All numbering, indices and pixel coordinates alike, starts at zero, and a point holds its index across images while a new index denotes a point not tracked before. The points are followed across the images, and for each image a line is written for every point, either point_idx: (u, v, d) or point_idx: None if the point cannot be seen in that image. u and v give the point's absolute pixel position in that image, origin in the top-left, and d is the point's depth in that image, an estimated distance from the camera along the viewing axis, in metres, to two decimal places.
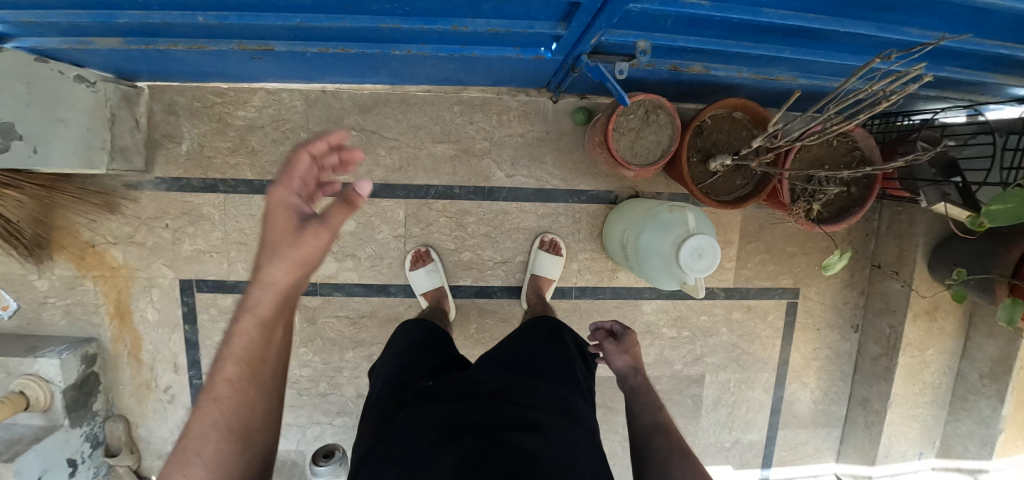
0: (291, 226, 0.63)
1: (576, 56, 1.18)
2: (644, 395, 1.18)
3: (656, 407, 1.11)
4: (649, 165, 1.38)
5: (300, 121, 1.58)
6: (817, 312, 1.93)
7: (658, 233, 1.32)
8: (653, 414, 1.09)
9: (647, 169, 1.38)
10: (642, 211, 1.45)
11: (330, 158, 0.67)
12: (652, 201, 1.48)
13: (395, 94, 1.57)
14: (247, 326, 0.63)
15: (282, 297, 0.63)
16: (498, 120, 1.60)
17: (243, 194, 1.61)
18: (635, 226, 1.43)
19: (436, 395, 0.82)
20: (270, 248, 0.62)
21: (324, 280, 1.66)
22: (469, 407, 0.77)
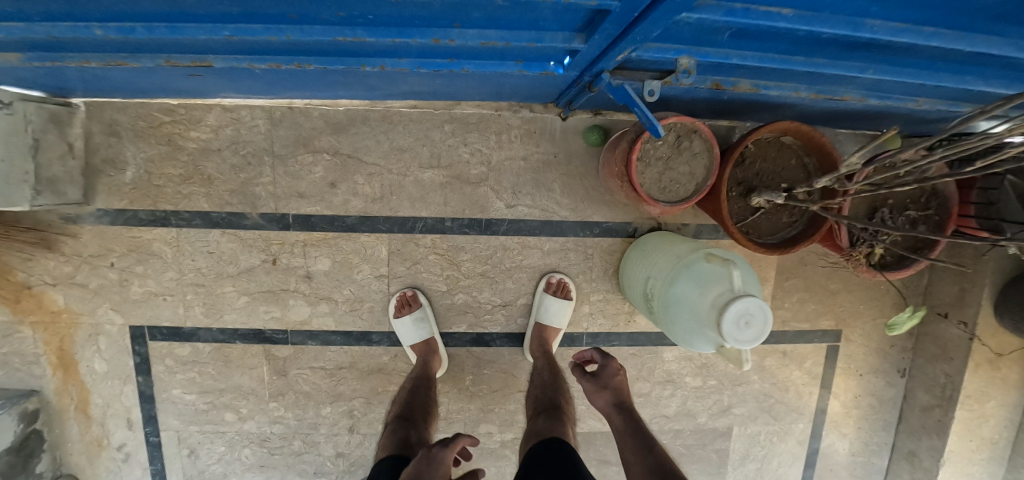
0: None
1: (596, 74, 0.93)
2: (633, 441, 1.04)
3: (652, 450, 1.01)
4: (680, 202, 1.14)
5: (263, 143, 1.34)
6: (860, 353, 1.72)
7: (693, 286, 1.08)
8: (648, 459, 0.99)
9: (677, 206, 1.15)
10: (669, 255, 1.21)
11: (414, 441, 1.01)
12: (684, 241, 1.24)
13: (375, 111, 1.33)
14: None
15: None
16: (496, 141, 1.36)
17: (199, 228, 1.38)
18: (661, 274, 1.19)
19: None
20: None
21: (295, 327, 1.43)
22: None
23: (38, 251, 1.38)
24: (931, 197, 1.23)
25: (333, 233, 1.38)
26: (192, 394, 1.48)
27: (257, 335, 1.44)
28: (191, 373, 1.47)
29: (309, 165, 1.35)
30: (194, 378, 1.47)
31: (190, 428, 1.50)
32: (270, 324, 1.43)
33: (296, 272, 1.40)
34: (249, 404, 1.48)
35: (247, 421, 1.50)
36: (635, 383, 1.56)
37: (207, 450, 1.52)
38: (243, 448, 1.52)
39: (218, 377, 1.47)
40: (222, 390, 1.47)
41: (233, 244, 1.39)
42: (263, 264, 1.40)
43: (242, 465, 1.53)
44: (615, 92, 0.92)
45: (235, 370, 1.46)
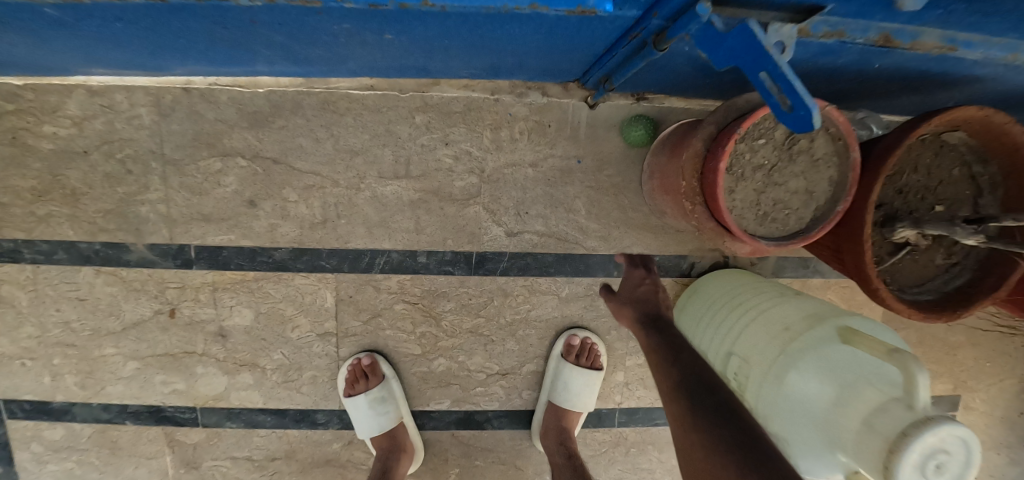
0: None
1: (677, 7, 0.49)
2: (656, 359, 0.72)
3: (682, 359, 0.68)
4: (791, 239, 0.70)
5: (148, 143, 0.91)
6: (982, 428, 1.27)
7: (824, 383, 0.62)
8: (679, 371, 0.67)
9: (786, 246, 0.70)
10: (766, 321, 0.76)
11: None
12: (795, 297, 0.79)
13: (311, 93, 0.89)
14: None
15: None
16: (492, 139, 0.92)
17: (64, 265, 0.96)
18: (754, 353, 0.74)
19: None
20: None
21: (207, 404, 1.01)
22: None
23: None
24: None
25: (255, 274, 0.95)
26: None
27: (155, 414, 1.02)
28: (68, 463, 1.05)
29: (216, 175, 0.91)
30: (72, 471, 1.05)
31: None
32: (172, 399, 1.01)
33: (203, 328, 0.97)
34: None
35: None
36: None
37: None
38: None
39: (104, 469, 1.05)
40: None
41: (113, 287, 0.96)
42: (157, 317, 0.97)
43: None
44: (715, 49, 0.49)
45: (127, 461, 1.04)
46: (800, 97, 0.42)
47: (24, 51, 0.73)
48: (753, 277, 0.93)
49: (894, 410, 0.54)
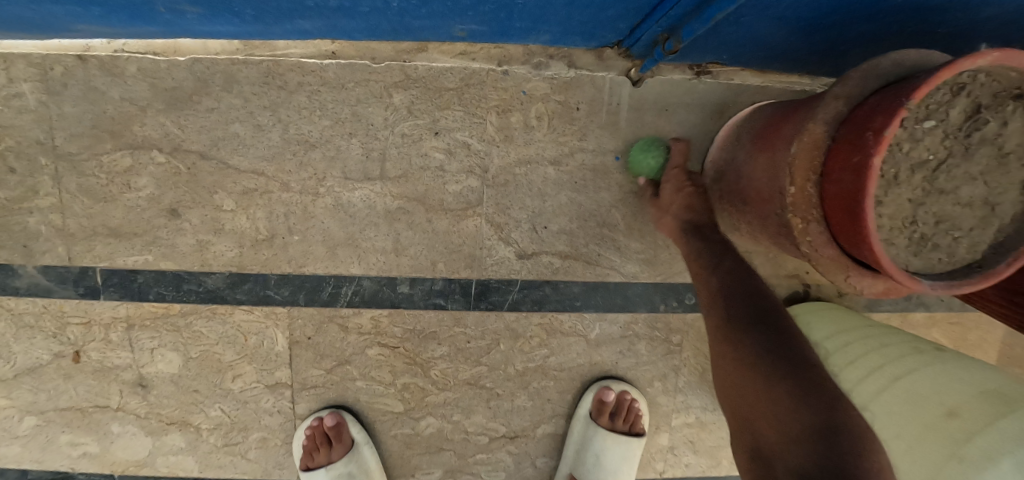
0: None
1: None
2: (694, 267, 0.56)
3: (720, 270, 0.53)
4: (968, 278, 0.45)
5: (33, 130, 0.67)
6: None
7: (1016, 467, 0.37)
8: (715, 285, 0.52)
9: (955, 287, 0.45)
10: (910, 396, 0.51)
11: None
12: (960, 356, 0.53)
13: (249, 64, 0.65)
14: None
15: None
16: (499, 128, 0.67)
17: None
18: (895, 451, 0.49)
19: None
20: None
21: (126, 472, 0.78)
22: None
23: None
24: None
25: (181, 307, 0.71)
26: None
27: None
28: None
29: (125, 174, 0.67)
30: None
31: None
32: (83, 465, 0.78)
33: (117, 376, 0.74)
34: None
35: None
36: None
37: None
38: None
39: None
40: None
41: None
42: (57, 361, 0.74)
43: None
44: None
45: None
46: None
47: None
48: (862, 320, 0.67)
49: None
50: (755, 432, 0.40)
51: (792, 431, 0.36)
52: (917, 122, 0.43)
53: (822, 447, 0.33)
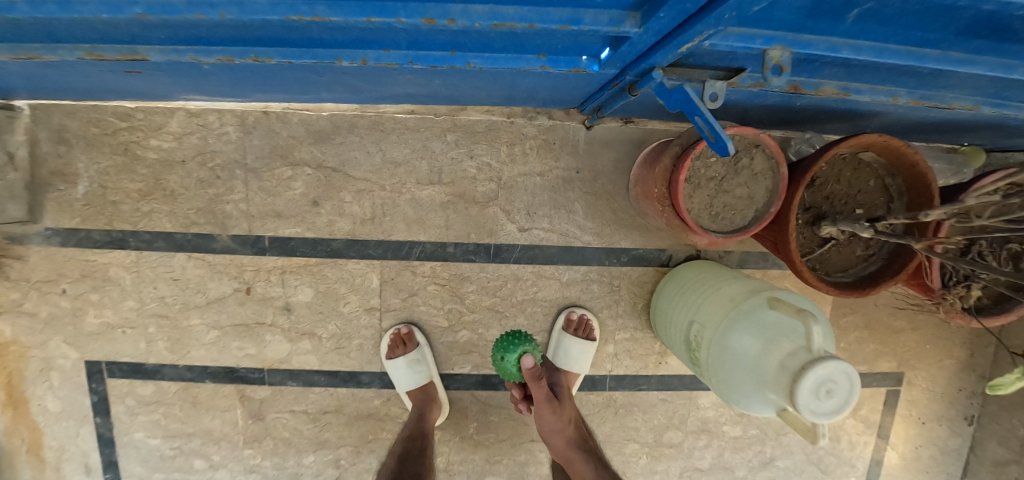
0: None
1: (642, 71, 0.71)
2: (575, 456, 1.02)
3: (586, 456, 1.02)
4: (735, 233, 0.93)
5: (234, 154, 1.14)
6: (921, 401, 1.46)
7: (756, 333, 0.86)
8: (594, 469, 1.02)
9: (732, 237, 0.93)
10: (721, 295, 0.99)
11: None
12: (741, 280, 1.02)
13: (363, 116, 1.12)
14: None
15: None
16: (508, 154, 1.15)
17: (162, 251, 1.18)
18: (711, 321, 0.97)
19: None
20: None
21: (272, 366, 1.24)
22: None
23: None
24: None
25: (316, 259, 1.18)
26: (157, 439, 1.29)
27: (229, 374, 1.24)
28: (155, 415, 1.28)
29: (288, 180, 1.14)
30: (159, 421, 1.28)
31: (154, 475, 1.31)
32: (245, 362, 1.24)
33: (273, 303, 1.20)
34: (221, 451, 1.29)
35: (219, 470, 1.30)
36: (664, 433, 1.34)
37: None
38: None
39: (186, 420, 1.28)
40: (190, 435, 1.28)
41: (201, 269, 1.19)
42: (236, 294, 1.20)
43: None
44: (668, 98, 0.71)
45: (205, 413, 1.27)
46: (719, 137, 0.66)
47: (155, 85, 0.96)
48: (721, 264, 1.15)
49: (799, 355, 0.78)
50: None
51: None
52: (708, 158, 0.92)
53: None
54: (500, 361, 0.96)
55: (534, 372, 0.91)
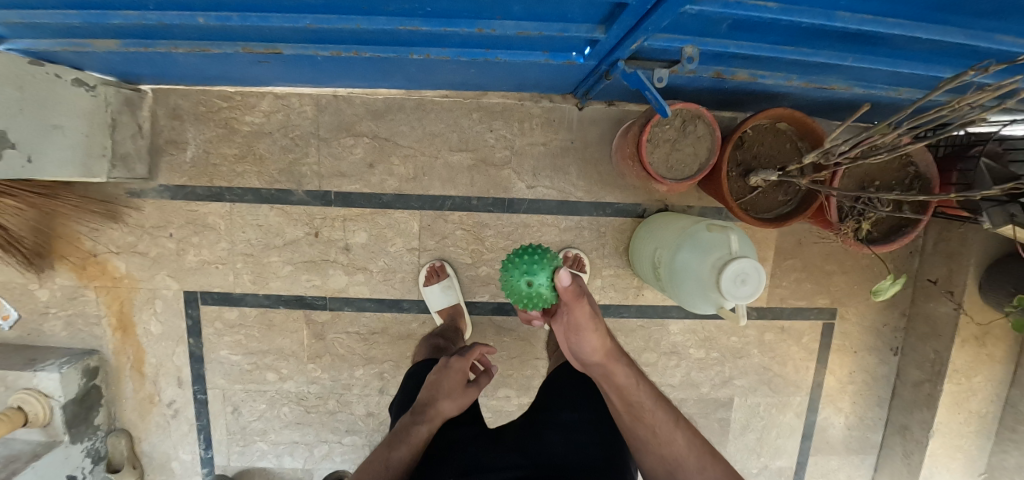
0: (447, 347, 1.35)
1: (612, 62, 1.08)
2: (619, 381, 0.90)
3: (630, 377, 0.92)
4: (684, 180, 1.28)
5: (310, 127, 1.49)
6: (855, 334, 1.75)
7: (693, 246, 1.25)
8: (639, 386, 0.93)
9: (684, 183, 1.29)
10: (676, 228, 1.37)
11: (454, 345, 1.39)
12: (688, 218, 1.39)
13: (410, 99, 1.47)
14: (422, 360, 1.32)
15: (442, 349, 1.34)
16: (519, 128, 1.50)
17: (251, 203, 1.53)
18: (668, 245, 1.35)
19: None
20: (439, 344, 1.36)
21: (333, 295, 1.58)
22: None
23: (105, 221, 1.53)
24: (914, 179, 1.31)
25: (370, 209, 1.53)
26: (238, 355, 1.62)
27: (299, 301, 1.58)
28: (237, 335, 1.61)
29: (350, 147, 1.50)
30: (240, 340, 1.61)
31: (235, 386, 1.64)
32: (312, 291, 1.58)
33: (335, 244, 1.55)
34: (290, 365, 1.63)
35: (287, 381, 1.64)
36: (642, 354, 1.68)
37: (250, 407, 1.66)
38: (282, 406, 1.66)
39: (262, 339, 1.61)
40: (265, 351, 1.62)
41: (281, 217, 1.53)
42: (306, 237, 1.55)
43: (280, 422, 1.67)
44: (630, 80, 1.09)
45: (277, 333, 1.61)
46: (661, 108, 1.08)
47: (263, 75, 1.32)
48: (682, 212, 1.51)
49: (718, 255, 1.16)
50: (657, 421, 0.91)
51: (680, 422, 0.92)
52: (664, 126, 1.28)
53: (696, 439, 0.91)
54: (526, 287, 0.84)
55: (574, 290, 0.79)
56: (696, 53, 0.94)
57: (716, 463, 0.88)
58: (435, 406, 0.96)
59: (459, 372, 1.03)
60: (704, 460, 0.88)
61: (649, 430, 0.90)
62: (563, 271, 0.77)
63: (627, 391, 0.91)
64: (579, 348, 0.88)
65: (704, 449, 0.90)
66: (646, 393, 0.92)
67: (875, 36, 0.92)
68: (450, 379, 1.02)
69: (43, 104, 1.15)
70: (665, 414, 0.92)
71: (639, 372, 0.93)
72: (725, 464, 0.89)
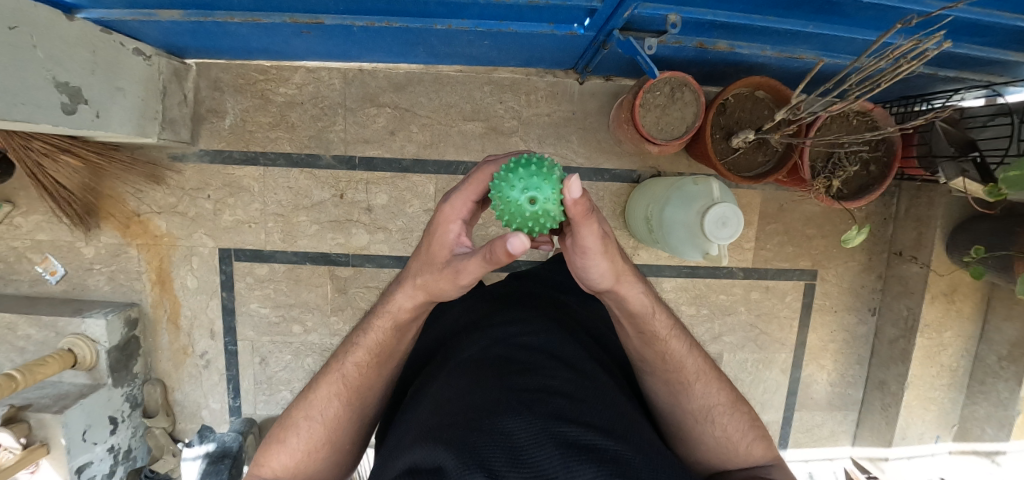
0: (452, 250, 0.68)
1: (608, 32, 1.24)
2: (638, 309, 0.79)
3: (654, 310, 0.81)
4: (672, 143, 1.41)
5: (337, 98, 1.64)
6: (834, 294, 1.90)
7: (680, 197, 1.42)
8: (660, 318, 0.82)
9: (673, 144, 1.41)
10: (666, 185, 1.54)
11: (468, 264, 0.62)
12: (676, 178, 1.55)
13: (428, 73, 1.64)
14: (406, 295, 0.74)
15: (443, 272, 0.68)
16: (526, 100, 1.67)
17: (282, 167, 1.68)
18: (658, 199, 1.52)
19: (479, 325, 0.88)
20: (435, 246, 0.69)
21: (356, 252, 1.74)
22: (518, 328, 0.80)
23: (149, 183, 1.67)
24: (880, 142, 1.46)
25: (391, 173, 1.69)
26: (267, 308, 1.78)
27: (324, 258, 1.74)
28: (267, 290, 1.76)
29: (373, 116, 1.66)
30: (270, 294, 1.76)
31: (264, 337, 1.79)
32: (337, 248, 1.74)
33: (359, 205, 1.71)
34: (315, 318, 1.78)
35: (312, 333, 1.79)
36: None
37: (277, 357, 1.81)
38: (307, 357, 1.81)
39: (290, 293, 1.76)
40: (292, 304, 1.77)
41: (309, 180, 1.69)
42: (332, 199, 1.70)
43: (305, 371, 1.82)
44: (624, 48, 1.25)
45: (304, 288, 1.76)
46: (649, 70, 1.22)
47: (300, 49, 1.48)
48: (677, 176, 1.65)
49: (700, 201, 1.34)
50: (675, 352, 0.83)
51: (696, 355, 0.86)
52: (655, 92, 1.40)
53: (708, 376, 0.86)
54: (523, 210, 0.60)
55: (583, 205, 0.60)
56: (678, 20, 1.11)
57: (721, 385, 0.86)
58: (392, 302, 0.76)
59: (449, 225, 0.67)
60: (711, 384, 0.85)
61: (660, 358, 0.83)
62: (572, 178, 0.54)
63: (647, 318, 0.80)
64: (587, 275, 0.72)
65: (712, 374, 0.86)
66: (664, 320, 0.82)
67: (828, 5, 1.09)
68: (439, 241, 0.68)
69: (110, 67, 1.27)
70: (681, 340, 0.84)
71: (653, 297, 0.81)
72: (730, 388, 0.87)
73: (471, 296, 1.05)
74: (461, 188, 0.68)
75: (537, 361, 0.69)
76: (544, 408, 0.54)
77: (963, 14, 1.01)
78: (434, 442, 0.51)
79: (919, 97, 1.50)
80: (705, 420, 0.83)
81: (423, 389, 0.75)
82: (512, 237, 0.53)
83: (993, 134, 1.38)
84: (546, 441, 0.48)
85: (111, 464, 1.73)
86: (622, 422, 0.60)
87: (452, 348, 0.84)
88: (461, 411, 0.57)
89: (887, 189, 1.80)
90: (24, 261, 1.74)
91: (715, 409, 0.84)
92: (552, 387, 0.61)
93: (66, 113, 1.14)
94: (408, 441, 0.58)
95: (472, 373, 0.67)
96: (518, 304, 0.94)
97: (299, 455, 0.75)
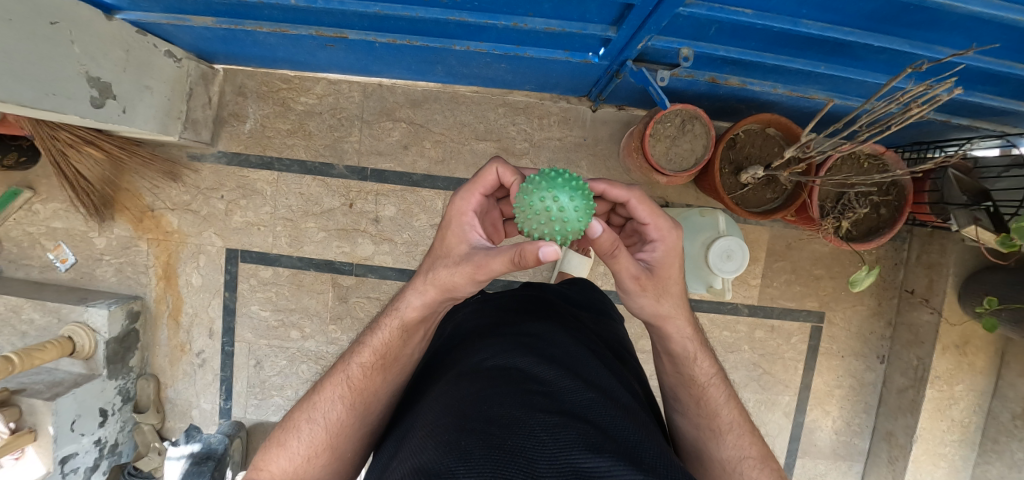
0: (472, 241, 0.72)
1: (621, 62, 1.27)
2: (687, 330, 0.80)
3: (695, 340, 0.81)
4: (682, 175, 1.40)
5: (356, 110, 1.69)
6: (841, 338, 1.85)
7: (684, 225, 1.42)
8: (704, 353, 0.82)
9: (682, 176, 1.41)
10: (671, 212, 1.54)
11: (496, 261, 0.64)
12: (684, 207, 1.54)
13: (445, 92, 1.68)
14: (418, 293, 0.75)
15: (465, 276, 0.69)
16: (539, 124, 1.70)
17: (296, 173, 1.71)
18: None
19: (496, 333, 0.85)
20: (451, 238, 0.74)
21: (359, 261, 1.75)
22: (538, 347, 0.78)
23: (165, 179, 1.71)
24: (891, 186, 1.45)
25: (401, 186, 1.72)
26: (267, 311, 1.78)
27: (328, 265, 1.76)
28: (269, 293, 1.77)
29: (388, 129, 1.70)
30: (271, 297, 1.77)
31: (261, 340, 1.79)
32: (341, 256, 1.75)
33: (366, 215, 1.73)
34: (313, 324, 1.78)
35: (308, 340, 1.79)
36: (641, 339, 1.79)
37: (272, 362, 1.81)
38: (302, 363, 1.80)
39: (292, 298, 1.77)
40: (293, 310, 1.78)
41: (320, 187, 1.72)
42: (341, 207, 1.73)
43: (298, 378, 1.81)
44: (636, 77, 1.26)
45: (306, 294, 1.77)
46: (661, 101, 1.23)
47: (321, 61, 1.53)
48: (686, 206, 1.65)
49: (705, 233, 1.36)
50: (713, 393, 0.80)
51: (736, 402, 0.82)
52: (666, 126, 1.40)
53: (750, 427, 0.79)
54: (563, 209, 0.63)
55: (609, 241, 0.66)
56: (690, 53, 1.13)
57: (755, 439, 0.78)
58: (397, 308, 0.78)
59: (462, 218, 0.74)
60: (743, 436, 0.77)
61: (697, 389, 0.80)
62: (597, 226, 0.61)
63: (686, 361, 0.80)
64: (643, 309, 0.76)
65: (745, 427, 0.79)
66: (705, 366, 0.81)
67: (841, 47, 1.11)
68: (453, 233, 0.74)
69: (140, 66, 1.32)
70: (719, 389, 0.81)
71: (697, 331, 0.82)
72: (764, 445, 0.79)
73: (485, 303, 1.02)
74: (471, 185, 0.76)
75: (558, 384, 0.65)
76: (568, 435, 0.50)
77: (973, 62, 1.03)
78: (446, 451, 0.48)
79: (932, 143, 1.49)
80: (734, 471, 0.74)
81: (437, 389, 0.72)
82: (552, 249, 0.58)
83: (1009, 185, 1.35)
84: (570, 474, 0.43)
85: (96, 457, 1.72)
86: (652, 455, 0.54)
87: (465, 354, 0.81)
88: (479, 420, 0.54)
89: (898, 235, 1.78)
90: (37, 247, 1.78)
91: (745, 462, 0.75)
92: (577, 417, 0.56)
93: (94, 106, 1.18)
94: (418, 446, 0.55)
95: (489, 385, 0.63)
96: (538, 320, 0.92)
97: (298, 459, 0.71)
